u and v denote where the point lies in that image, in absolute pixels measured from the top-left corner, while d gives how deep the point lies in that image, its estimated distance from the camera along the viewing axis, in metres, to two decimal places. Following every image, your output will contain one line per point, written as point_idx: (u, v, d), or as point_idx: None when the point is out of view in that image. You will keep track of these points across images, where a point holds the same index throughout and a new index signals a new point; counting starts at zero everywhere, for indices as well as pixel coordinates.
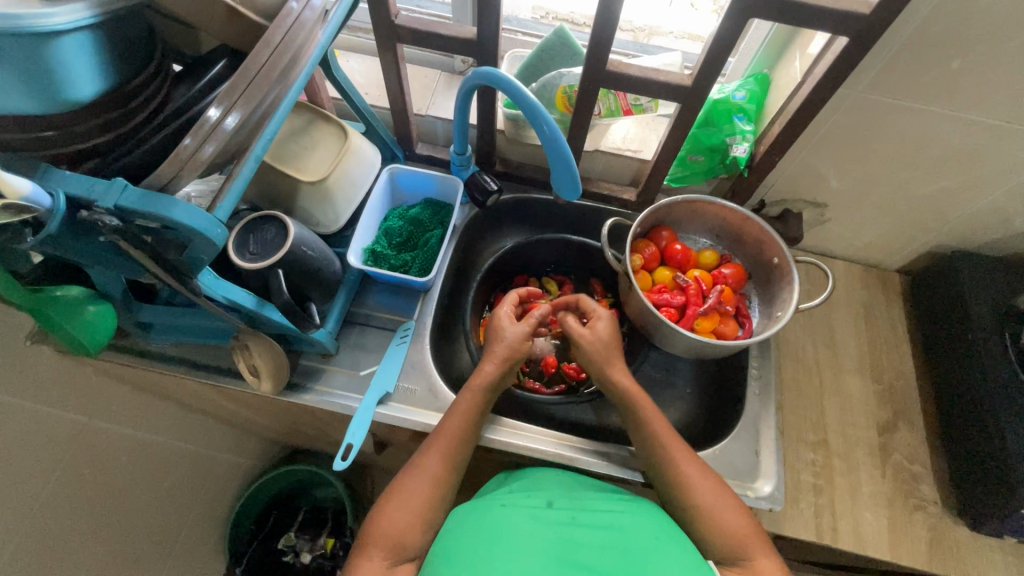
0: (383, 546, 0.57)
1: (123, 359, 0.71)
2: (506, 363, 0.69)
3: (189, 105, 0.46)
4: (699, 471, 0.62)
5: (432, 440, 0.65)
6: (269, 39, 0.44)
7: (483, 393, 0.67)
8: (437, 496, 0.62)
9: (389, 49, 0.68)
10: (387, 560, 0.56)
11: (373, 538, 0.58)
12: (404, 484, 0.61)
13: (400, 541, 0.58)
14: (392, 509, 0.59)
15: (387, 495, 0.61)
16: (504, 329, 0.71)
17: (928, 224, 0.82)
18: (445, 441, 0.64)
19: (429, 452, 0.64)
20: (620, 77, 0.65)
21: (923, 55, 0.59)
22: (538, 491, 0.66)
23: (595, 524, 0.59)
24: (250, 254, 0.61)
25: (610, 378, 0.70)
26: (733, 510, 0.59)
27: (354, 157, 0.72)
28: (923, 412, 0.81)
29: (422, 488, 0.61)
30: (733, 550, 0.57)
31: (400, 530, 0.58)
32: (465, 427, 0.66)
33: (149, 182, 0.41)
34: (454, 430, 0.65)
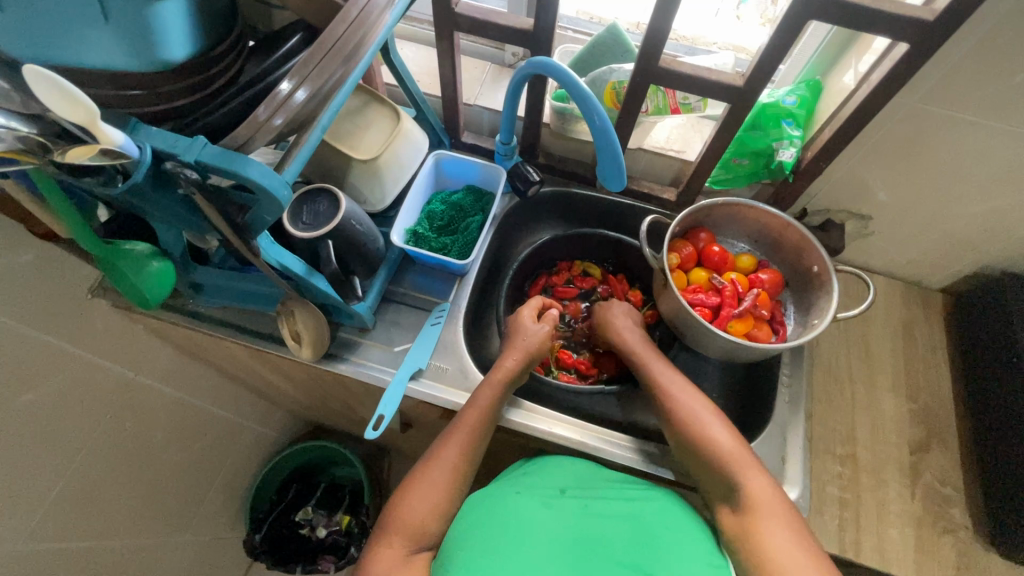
0: (405, 534, 0.57)
1: (172, 318, 0.74)
2: (527, 356, 0.71)
3: (264, 76, 0.49)
4: (693, 405, 0.64)
5: (449, 432, 0.65)
6: (345, 17, 0.47)
7: (502, 387, 0.68)
8: (456, 484, 0.62)
9: (446, 38, 0.71)
10: (409, 547, 0.57)
11: (396, 525, 0.58)
12: (424, 475, 0.62)
13: (422, 530, 0.58)
14: (414, 497, 0.60)
15: (410, 481, 0.62)
16: (526, 326, 0.74)
17: (977, 243, 0.80)
18: (461, 433, 0.65)
19: (446, 442, 0.65)
20: (672, 75, 0.66)
21: (985, 67, 0.58)
22: (551, 478, 0.66)
23: (612, 517, 0.60)
24: (303, 225, 0.64)
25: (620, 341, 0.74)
26: (725, 438, 0.60)
27: (404, 140, 0.74)
28: (959, 434, 0.79)
29: (442, 478, 0.62)
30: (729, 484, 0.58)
31: (423, 519, 0.59)
32: (488, 415, 0.67)
33: (227, 141, 0.44)
34: (475, 420, 0.66)
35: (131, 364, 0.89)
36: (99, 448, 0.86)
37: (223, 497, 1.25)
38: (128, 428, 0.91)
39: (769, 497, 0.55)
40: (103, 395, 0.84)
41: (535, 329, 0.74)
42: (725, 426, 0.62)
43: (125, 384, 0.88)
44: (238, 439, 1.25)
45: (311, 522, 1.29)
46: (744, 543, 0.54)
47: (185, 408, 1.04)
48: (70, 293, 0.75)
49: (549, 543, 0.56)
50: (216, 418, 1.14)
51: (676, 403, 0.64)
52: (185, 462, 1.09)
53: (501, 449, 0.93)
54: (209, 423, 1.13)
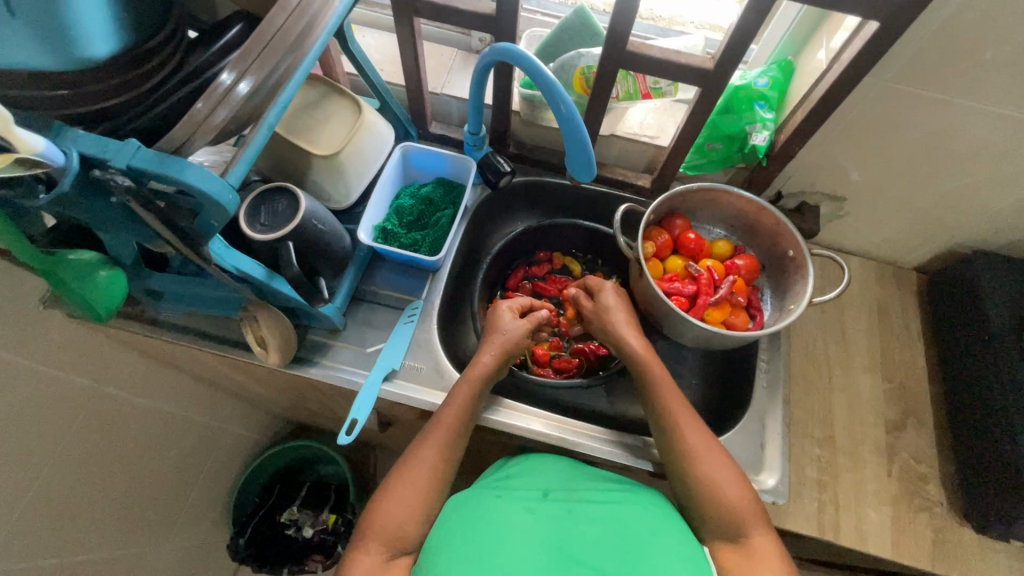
0: (381, 538, 0.56)
1: (131, 327, 0.71)
2: (504, 354, 0.69)
3: (200, 71, 0.46)
4: (699, 441, 0.62)
5: (428, 432, 0.64)
6: (287, 3, 0.44)
7: (481, 383, 0.67)
8: (435, 485, 0.61)
9: (406, 24, 0.68)
10: (386, 551, 0.56)
11: (373, 529, 0.57)
12: (404, 477, 0.61)
13: (398, 534, 0.57)
14: (393, 500, 0.59)
15: (390, 482, 0.61)
16: (504, 322, 0.72)
17: (949, 222, 0.80)
18: (441, 431, 0.63)
19: (424, 443, 0.63)
20: (641, 59, 0.64)
21: (955, 45, 0.57)
22: (533, 481, 0.66)
23: (595, 517, 0.59)
24: (261, 226, 0.61)
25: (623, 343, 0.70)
26: (731, 480, 0.59)
27: (367, 133, 0.71)
28: (934, 412, 0.80)
29: (421, 481, 0.60)
30: (733, 526, 0.57)
31: (399, 522, 0.57)
32: (463, 418, 0.65)
33: (163, 144, 0.41)
34: (451, 421, 0.64)
35: (94, 374, 0.85)
36: (65, 463, 0.83)
37: (203, 503, 1.23)
38: (95, 440, 0.88)
39: (772, 551, 0.54)
40: (65, 408, 0.81)
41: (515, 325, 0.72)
42: (729, 467, 0.60)
43: (88, 396, 0.85)
44: (215, 444, 1.22)
45: (298, 522, 1.27)
46: None
47: (156, 416, 1.01)
48: (18, 304, 0.71)
49: (530, 541, 0.55)
50: (193, 424, 1.12)
51: (683, 435, 0.62)
52: (160, 471, 1.06)
53: (482, 445, 0.92)
54: (184, 429, 1.10)
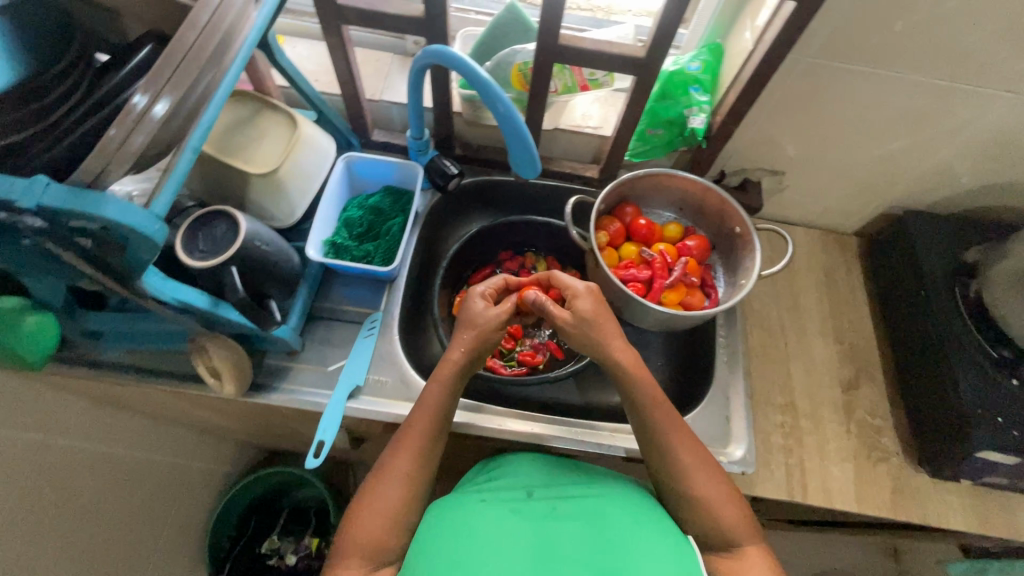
0: (361, 553, 0.56)
1: (69, 371, 0.67)
2: (475, 349, 0.66)
3: (115, 94, 0.43)
4: (695, 460, 0.61)
5: (400, 439, 0.62)
6: (195, 20, 0.42)
7: (450, 382, 0.65)
8: (413, 491, 0.60)
9: (334, 32, 0.66)
10: (368, 564, 0.56)
11: (351, 545, 0.57)
12: (377, 488, 0.59)
13: (379, 546, 0.57)
14: (367, 514, 0.58)
15: (364, 495, 0.60)
16: (475, 311, 0.67)
17: (881, 186, 0.84)
18: (412, 439, 0.62)
19: (399, 449, 0.61)
20: (574, 52, 0.64)
21: (868, 19, 0.60)
22: (514, 481, 0.66)
23: (580, 514, 0.60)
24: (200, 253, 0.58)
25: (608, 352, 0.64)
26: (724, 500, 0.59)
27: (305, 146, 0.69)
28: (883, 367, 0.84)
29: (398, 488, 0.59)
30: (724, 537, 0.58)
31: (376, 540, 0.57)
32: (433, 430, 0.63)
33: (75, 177, 0.38)
34: (420, 434, 0.62)
35: (38, 425, 0.80)
36: (15, 522, 0.78)
37: (176, 545, 1.17)
38: (46, 495, 0.83)
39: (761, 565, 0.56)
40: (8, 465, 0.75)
41: (490, 315, 0.67)
42: (721, 482, 0.60)
43: (34, 449, 0.80)
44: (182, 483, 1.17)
45: (279, 551, 1.24)
46: None
47: (116, 461, 0.96)
48: None
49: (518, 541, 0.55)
50: (157, 465, 1.06)
51: (680, 454, 0.61)
52: (126, 518, 1.01)
53: (458, 451, 0.91)
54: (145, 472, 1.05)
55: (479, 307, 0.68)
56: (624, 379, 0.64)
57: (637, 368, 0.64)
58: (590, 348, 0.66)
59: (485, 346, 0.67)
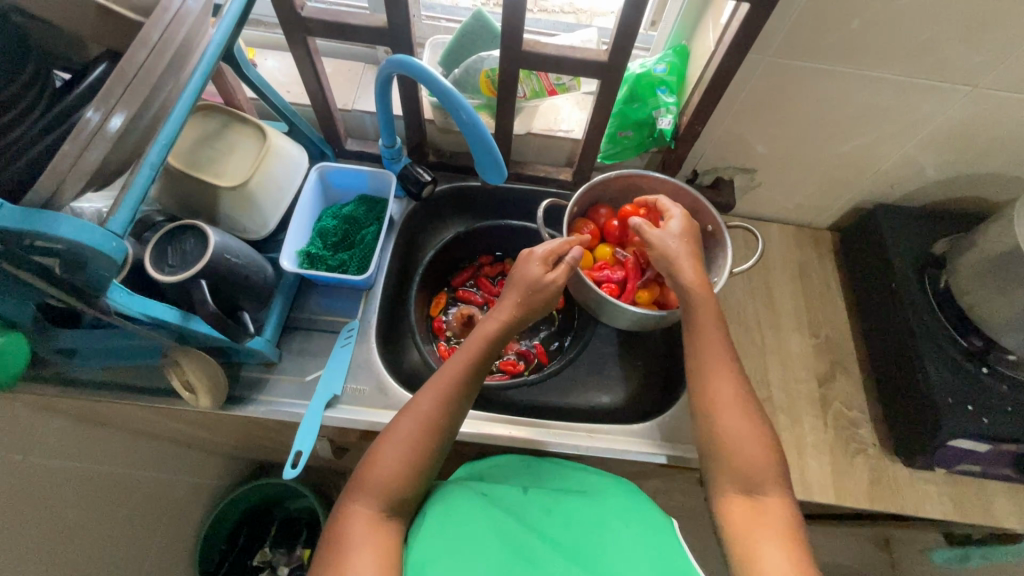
0: (375, 488, 0.55)
1: (46, 390, 0.67)
2: (527, 307, 0.64)
3: (70, 112, 0.44)
4: (737, 412, 0.60)
5: (431, 384, 0.61)
6: (146, 38, 0.42)
7: (490, 338, 0.63)
8: (437, 438, 0.59)
9: (300, 43, 0.66)
10: (379, 504, 0.54)
11: (367, 481, 0.55)
12: (399, 427, 0.58)
13: (392, 483, 0.55)
14: (388, 451, 0.57)
15: (387, 434, 0.58)
16: (525, 266, 0.66)
17: (850, 181, 0.86)
18: (442, 383, 0.61)
19: (425, 394, 0.60)
20: (538, 57, 0.65)
21: (823, 18, 0.61)
22: (510, 479, 0.68)
23: (569, 510, 0.62)
24: (169, 267, 0.59)
25: (679, 276, 0.64)
26: (755, 442, 0.58)
27: (275, 158, 0.69)
28: (858, 360, 0.85)
29: (420, 431, 0.58)
30: (750, 482, 0.56)
31: (394, 474, 0.56)
32: (468, 374, 0.62)
33: (28, 198, 0.38)
34: (452, 376, 0.61)
35: (16, 445, 0.80)
36: None
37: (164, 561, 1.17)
38: (26, 514, 0.82)
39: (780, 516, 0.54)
40: None
41: (548, 281, 0.64)
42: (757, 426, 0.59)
43: (12, 469, 0.79)
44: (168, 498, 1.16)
45: (271, 562, 1.24)
46: (747, 539, 0.53)
47: (97, 478, 0.95)
48: None
49: (509, 531, 0.57)
50: (142, 481, 1.06)
51: (716, 402, 0.60)
52: (110, 535, 1.00)
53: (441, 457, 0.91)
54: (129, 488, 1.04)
55: (503, 314, 0.64)
56: (690, 299, 0.64)
57: (703, 289, 0.64)
58: (666, 268, 0.65)
59: (537, 307, 0.65)
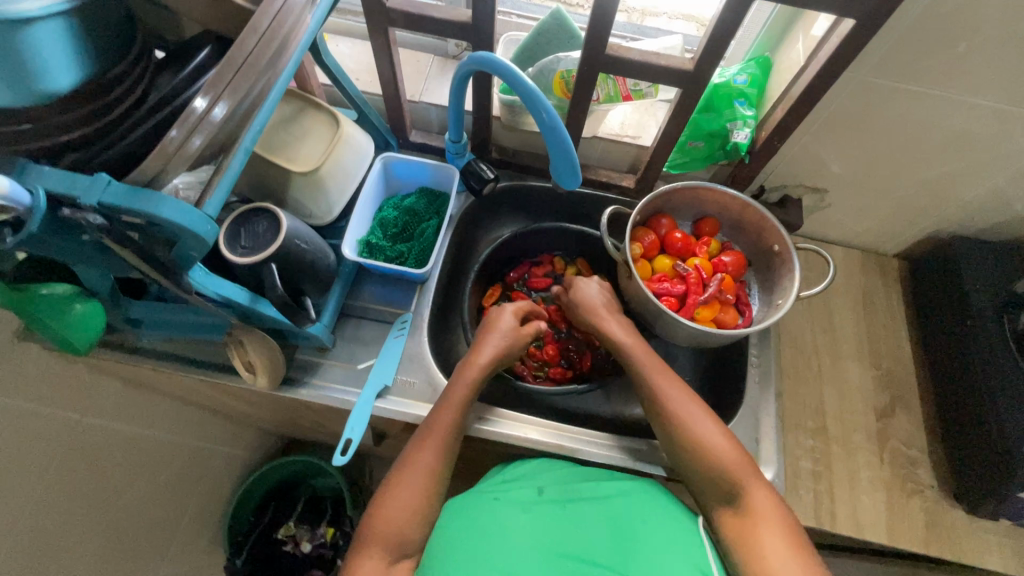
0: (382, 544, 0.56)
1: (112, 357, 0.69)
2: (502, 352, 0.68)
3: (173, 95, 0.44)
4: (693, 411, 0.63)
5: (425, 435, 0.62)
6: (256, 25, 0.42)
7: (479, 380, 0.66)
8: (434, 487, 0.60)
9: (380, 34, 0.66)
10: (388, 557, 0.56)
11: (373, 534, 0.56)
12: (399, 480, 0.59)
13: (401, 538, 0.57)
14: (390, 505, 0.58)
15: (388, 488, 0.59)
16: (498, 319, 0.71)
17: (928, 209, 0.82)
18: (438, 434, 0.62)
19: (422, 446, 0.61)
20: (620, 62, 0.63)
21: (930, 38, 0.58)
22: (526, 479, 0.67)
23: (586, 517, 0.61)
24: (242, 249, 0.59)
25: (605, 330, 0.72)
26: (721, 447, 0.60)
27: (345, 146, 0.70)
28: (921, 396, 0.82)
29: (420, 483, 0.59)
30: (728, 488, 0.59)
31: (401, 527, 0.57)
32: (459, 418, 0.64)
33: (135, 177, 0.39)
34: (448, 422, 0.63)
35: (76, 404, 0.83)
36: (49, 499, 0.80)
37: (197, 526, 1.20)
38: (81, 471, 0.86)
39: (767, 513, 0.56)
40: (47, 441, 0.78)
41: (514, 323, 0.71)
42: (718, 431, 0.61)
43: (72, 427, 0.82)
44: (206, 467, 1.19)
45: (295, 537, 1.21)
46: (745, 547, 0.56)
47: (145, 443, 0.98)
48: None
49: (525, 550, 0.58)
50: (184, 448, 1.09)
51: (669, 407, 0.64)
52: (153, 498, 1.04)
53: (478, 454, 0.91)
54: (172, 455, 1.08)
55: (493, 346, 0.68)
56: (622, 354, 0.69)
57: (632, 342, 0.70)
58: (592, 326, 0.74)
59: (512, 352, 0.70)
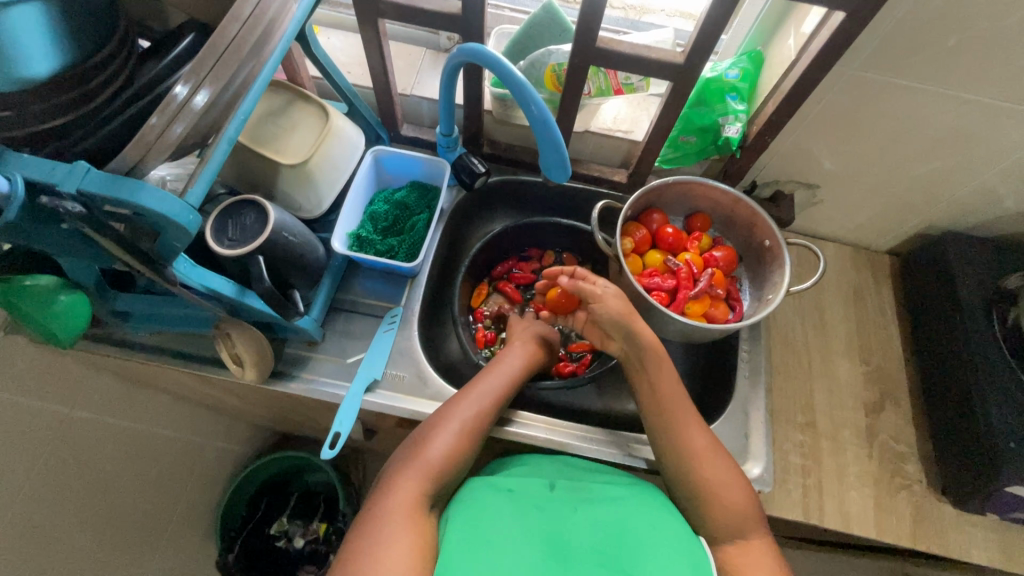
0: (421, 470, 0.56)
1: (101, 349, 0.68)
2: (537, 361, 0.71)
3: (155, 83, 0.45)
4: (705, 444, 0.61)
5: (470, 389, 0.64)
6: (238, 13, 0.42)
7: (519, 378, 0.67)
8: (471, 438, 0.61)
9: (370, 25, 0.65)
10: (422, 487, 0.55)
11: (413, 460, 0.57)
12: (445, 416, 0.61)
13: (435, 475, 0.57)
14: (434, 435, 0.59)
15: (433, 424, 0.60)
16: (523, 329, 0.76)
17: (919, 205, 0.82)
18: (486, 386, 0.64)
19: (469, 393, 0.63)
20: (611, 55, 0.63)
21: (919, 33, 0.58)
22: (538, 476, 0.65)
23: (596, 513, 0.58)
24: (228, 241, 0.59)
25: (634, 329, 0.65)
26: (733, 484, 0.58)
27: (335, 139, 0.69)
28: (910, 392, 0.82)
29: (464, 421, 0.61)
30: (732, 524, 0.57)
31: (441, 459, 0.57)
32: (507, 389, 0.66)
33: (114, 165, 0.39)
34: (496, 388, 0.65)
35: (65, 398, 0.83)
36: (38, 492, 0.80)
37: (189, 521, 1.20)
38: (70, 465, 0.85)
39: (766, 558, 0.55)
40: (35, 435, 0.78)
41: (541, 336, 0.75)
42: (733, 468, 0.60)
43: (60, 421, 0.82)
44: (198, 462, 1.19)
45: (288, 533, 1.21)
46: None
47: (136, 436, 0.98)
48: None
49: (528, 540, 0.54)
50: (175, 442, 1.09)
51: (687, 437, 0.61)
52: (144, 492, 1.03)
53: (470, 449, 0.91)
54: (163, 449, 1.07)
55: (519, 359, 0.69)
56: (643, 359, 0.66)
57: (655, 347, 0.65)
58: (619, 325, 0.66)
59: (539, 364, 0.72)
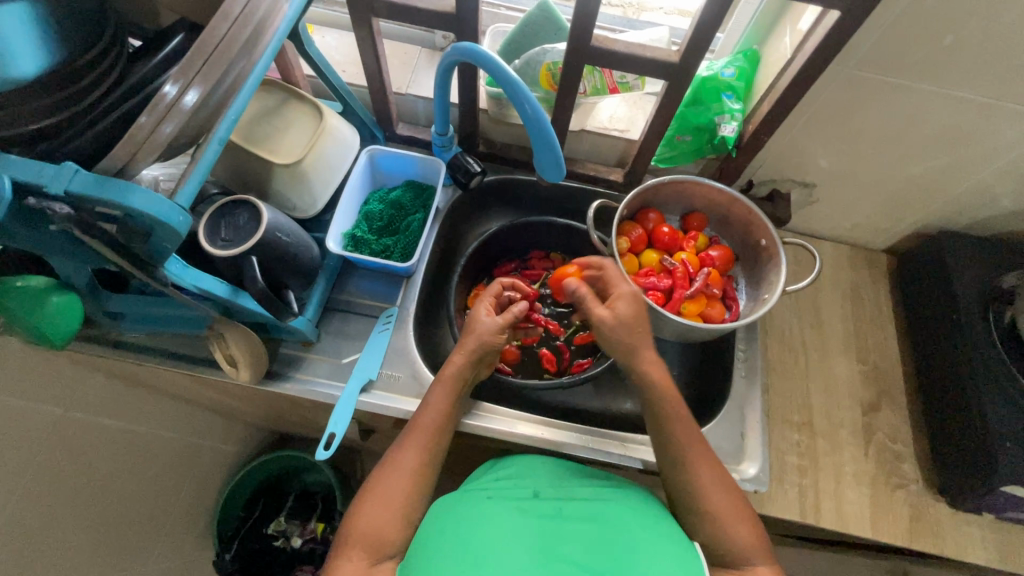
0: (364, 545, 0.55)
1: (94, 350, 0.68)
2: (475, 355, 0.66)
3: (145, 83, 0.45)
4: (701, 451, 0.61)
5: (407, 434, 0.62)
6: (228, 11, 0.41)
7: (454, 384, 0.65)
8: (418, 488, 0.60)
9: (363, 24, 0.65)
10: (369, 558, 0.54)
11: (354, 536, 0.56)
12: (381, 483, 0.59)
13: (383, 540, 0.56)
14: (369, 506, 0.57)
15: (369, 490, 0.59)
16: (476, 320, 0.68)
17: (916, 204, 0.82)
18: (420, 435, 0.62)
19: (401, 448, 0.61)
20: (605, 54, 0.63)
21: (915, 32, 0.58)
22: (522, 483, 0.64)
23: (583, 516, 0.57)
24: (222, 241, 0.59)
25: (637, 365, 0.64)
26: (728, 496, 0.59)
27: (330, 138, 0.69)
28: (906, 390, 0.82)
29: (401, 485, 0.59)
30: (727, 530, 0.57)
31: (382, 525, 0.56)
32: (441, 419, 0.64)
33: (103, 165, 0.39)
34: (430, 423, 0.63)
35: None
36: None
37: None
38: None
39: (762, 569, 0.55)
40: None
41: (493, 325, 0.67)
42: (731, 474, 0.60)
43: None
44: None
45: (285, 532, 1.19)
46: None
47: None
48: None
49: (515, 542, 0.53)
50: (172, 443, 1.08)
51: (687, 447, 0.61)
52: (140, 493, 1.03)
53: (467, 449, 0.91)
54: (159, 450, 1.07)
55: (459, 359, 0.66)
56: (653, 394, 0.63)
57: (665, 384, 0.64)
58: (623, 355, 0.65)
59: (487, 354, 0.67)
